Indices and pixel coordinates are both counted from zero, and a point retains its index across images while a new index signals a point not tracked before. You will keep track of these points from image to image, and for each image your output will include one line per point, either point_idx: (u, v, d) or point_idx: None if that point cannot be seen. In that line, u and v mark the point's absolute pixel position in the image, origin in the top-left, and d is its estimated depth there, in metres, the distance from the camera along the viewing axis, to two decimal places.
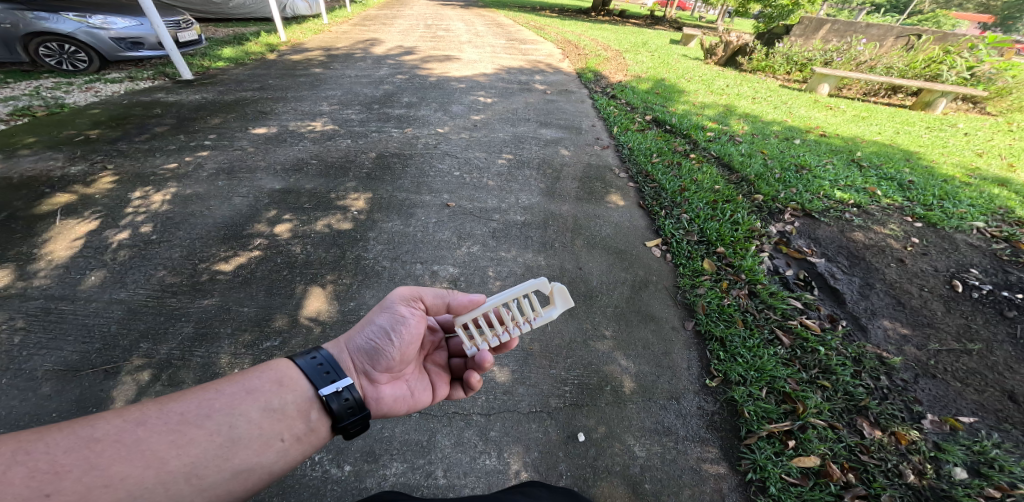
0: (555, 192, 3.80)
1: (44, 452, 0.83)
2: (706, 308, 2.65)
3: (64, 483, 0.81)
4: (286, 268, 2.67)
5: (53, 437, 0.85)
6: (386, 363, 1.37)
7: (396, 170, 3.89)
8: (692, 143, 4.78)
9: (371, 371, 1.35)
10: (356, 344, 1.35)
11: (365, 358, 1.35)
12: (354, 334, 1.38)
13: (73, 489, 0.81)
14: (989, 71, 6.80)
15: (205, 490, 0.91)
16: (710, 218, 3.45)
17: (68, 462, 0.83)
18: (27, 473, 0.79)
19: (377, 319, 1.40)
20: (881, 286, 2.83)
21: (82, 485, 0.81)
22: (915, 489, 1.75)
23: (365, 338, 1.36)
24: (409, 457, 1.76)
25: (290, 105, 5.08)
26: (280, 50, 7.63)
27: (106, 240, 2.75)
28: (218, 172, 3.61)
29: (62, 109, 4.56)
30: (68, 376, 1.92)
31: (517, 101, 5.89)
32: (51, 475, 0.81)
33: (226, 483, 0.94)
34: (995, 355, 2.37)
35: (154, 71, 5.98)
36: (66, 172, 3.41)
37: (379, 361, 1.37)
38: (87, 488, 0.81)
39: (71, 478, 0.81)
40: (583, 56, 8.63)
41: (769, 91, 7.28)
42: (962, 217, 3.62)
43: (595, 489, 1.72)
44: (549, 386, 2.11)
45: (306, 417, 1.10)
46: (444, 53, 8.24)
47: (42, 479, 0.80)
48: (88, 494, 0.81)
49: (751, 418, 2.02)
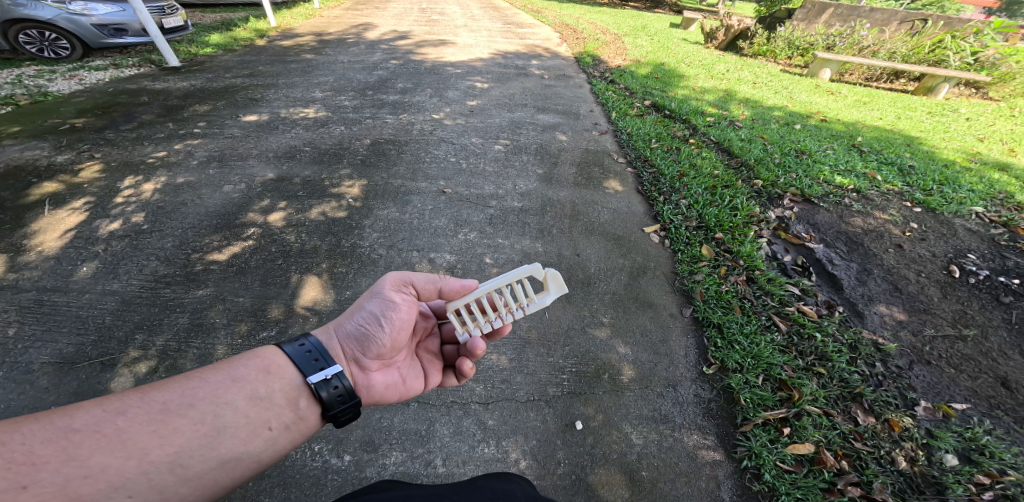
0: (553, 178, 3.75)
1: (21, 442, 0.80)
2: (704, 295, 2.64)
3: (41, 475, 0.78)
4: (281, 257, 2.64)
5: (27, 428, 0.82)
6: (377, 349, 1.36)
7: (391, 156, 3.83)
8: (692, 128, 4.71)
9: (361, 358, 1.34)
10: (345, 330, 1.34)
11: (356, 345, 1.33)
12: (344, 319, 1.36)
13: (51, 482, 0.78)
14: (994, 56, 6.69)
15: (189, 481, 0.89)
16: (709, 203, 3.41)
17: (46, 453, 0.80)
18: (3, 463, 0.76)
19: (368, 305, 1.38)
20: (878, 272, 2.82)
21: (61, 476, 0.79)
22: (908, 476, 1.76)
23: (354, 323, 1.35)
24: (408, 447, 1.76)
25: (282, 92, 4.98)
26: (270, 36, 7.45)
27: (96, 230, 2.71)
28: (209, 160, 3.55)
29: (46, 98, 4.46)
30: (65, 369, 1.90)
31: (514, 86, 5.80)
32: (28, 466, 0.77)
33: (212, 473, 0.92)
34: (990, 341, 2.37)
35: (140, 58, 5.84)
36: (53, 162, 3.35)
37: (370, 347, 1.35)
38: (66, 479, 0.79)
39: (49, 470, 0.79)
40: (581, 41, 8.48)
41: (769, 75, 7.18)
42: (962, 202, 3.59)
43: (593, 477, 1.73)
44: (548, 375, 2.11)
45: (295, 405, 1.09)
46: (440, 37, 8.07)
47: (18, 471, 0.76)
48: (68, 486, 0.78)
49: (747, 405, 2.03)
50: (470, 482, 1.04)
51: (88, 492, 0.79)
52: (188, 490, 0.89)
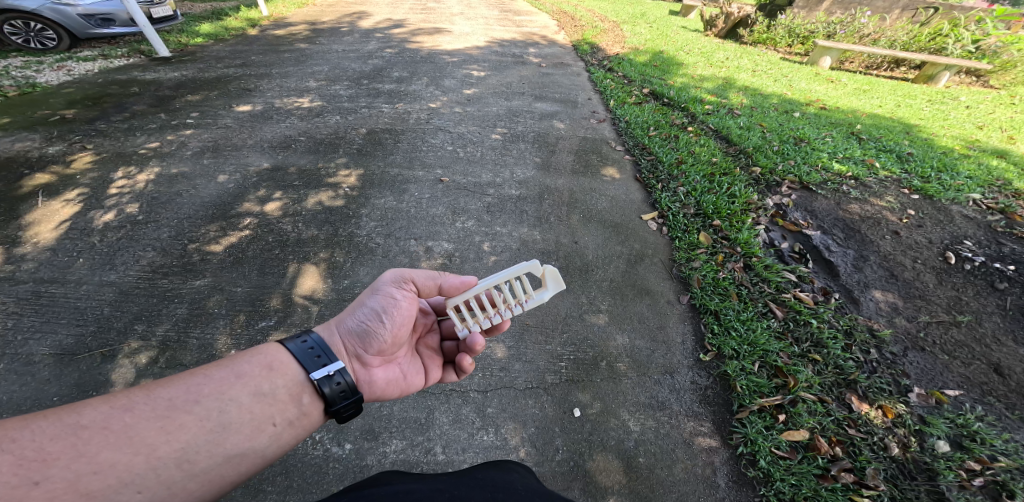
0: (551, 166, 3.73)
1: (30, 439, 0.80)
2: (701, 282, 2.65)
3: (52, 470, 0.77)
4: (278, 247, 2.63)
5: (35, 425, 0.81)
6: (378, 345, 1.36)
7: (387, 145, 3.81)
8: (690, 116, 4.68)
9: (363, 354, 1.34)
10: (347, 326, 1.34)
11: (357, 341, 1.33)
12: (345, 316, 1.36)
13: (61, 478, 0.78)
14: (995, 44, 6.63)
15: (196, 476, 0.89)
16: (706, 191, 3.41)
17: (55, 450, 0.79)
18: (13, 460, 0.76)
19: (369, 301, 1.39)
20: (874, 259, 2.83)
21: (70, 472, 0.79)
22: (901, 462, 1.79)
23: (356, 320, 1.35)
24: (408, 435, 1.77)
25: (276, 82, 4.92)
26: (262, 25, 7.32)
27: (91, 221, 2.69)
28: (203, 150, 3.51)
29: (34, 89, 4.38)
30: (65, 360, 1.90)
31: (511, 74, 5.74)
32: (39, 462, 0.77)
33: (218, 468, 0.93)
34: (984, 327, 2.39)
35: (129, 48, 5.74)
36: (45, 153, 3.31)
37: (371, 343, 1.35)
38: (76, 474, 0.79)
39: (59, 465, 0.78)
40: (580, 28, 8.38)
41: (769, 63, 7.13)
42: (959, 189, 3.59)
43: (591, 463, 1.75)
44: (546, 362, 2.12)
45: (298, 401, 1.09)
46: (435, 26, 7.97)
47: (30, 467, 0.76)
48: (79, 482, 0.78)
49: (743, 392, 2.05)
50: (471, 474, 1.05)
51: (98, 487, 0.79)
52: (196, 485, 0.89)
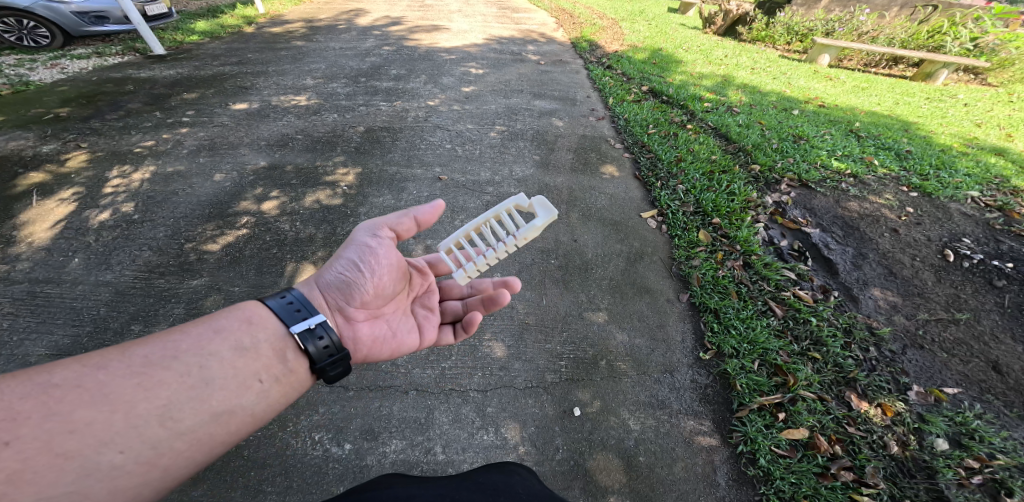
0: (550, 164, 3.72)
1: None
2: (701, 280, 2.64)
3: (23, 432, 0.76)
4: (275, 246, 2.62)
5: (1, 386, 0.79)
6: (359, 299, 1.35)
7: (385, 143, 3.78)
8: (689, 114, 4.67)
9: (346, 307, 1.34)
10: (325, 281, 1.33)
11: (338, 294, 1.33)
12: (324, 270, 1.36)
13: (34, 439, 0.76)
14: (994, 42, 6.62)
15: (182, 434, 0.88)
16: (706, 189, 3.40)
17: (28, 410, 0.78)
18: None
19: (346, 253, 1.38)
20: (873, 256, 2.83)
21: (44, 433, 0.77)
22: (900, 460, 1.79)
23: (335, 273, 1.34)
24: (408, 434, 1.76)
25: (273, 79, 4.89)
26: (258, 22, 7.27)
27: (86, 220, 2.67)
28: (199, 148, 3.49)
29: (27, 87, 4.34)
30: (62, 361, 1.89)
31: (510, 71, 5.71)
32: (10, 423, 0.76)
33: (206, 427, 0.92)
34: (983, 324, 2.39)
35: (123, 46, 5.70)
36: (39, 151, 3.28)
37: (352, 295, 1.34)
38: (51, 435, 0.77)
39: (31, 426, 0.77)
40: (578, 26, 8.35)
41: (768, 60, 7.12)
42: (958, 187, 3.59)
43: (591, 462, 1.75)
44: (545, 361, 2.11)
45: (283, 356, 1.09)
46: (433, 23, 7.93)
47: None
48: (53, 442, 0.77)
49: (743, 391, 2.04)
50: (473, 479, 1.05)
51: (76, 447, 0.78)
52: (182, 444, 0.88)
